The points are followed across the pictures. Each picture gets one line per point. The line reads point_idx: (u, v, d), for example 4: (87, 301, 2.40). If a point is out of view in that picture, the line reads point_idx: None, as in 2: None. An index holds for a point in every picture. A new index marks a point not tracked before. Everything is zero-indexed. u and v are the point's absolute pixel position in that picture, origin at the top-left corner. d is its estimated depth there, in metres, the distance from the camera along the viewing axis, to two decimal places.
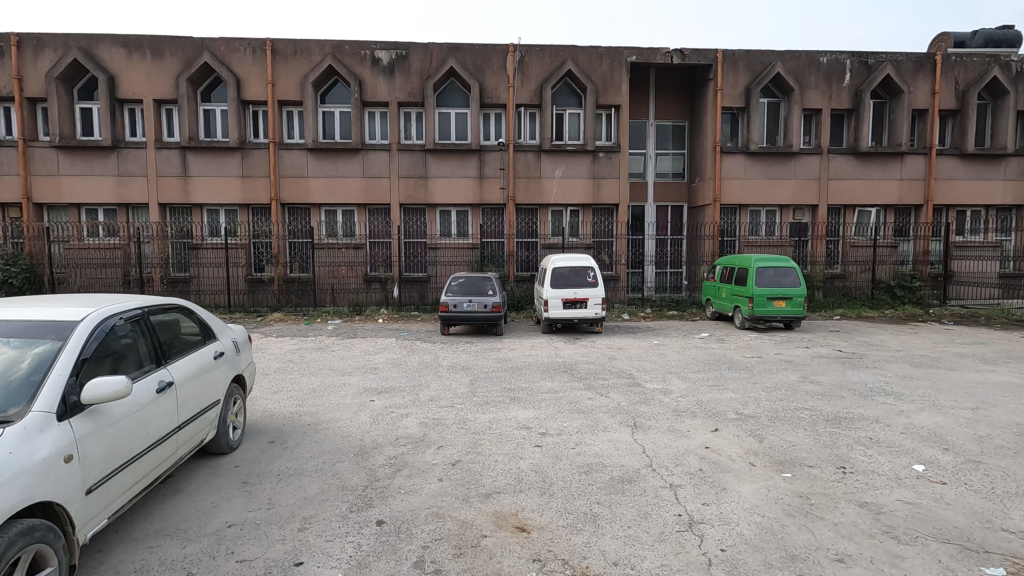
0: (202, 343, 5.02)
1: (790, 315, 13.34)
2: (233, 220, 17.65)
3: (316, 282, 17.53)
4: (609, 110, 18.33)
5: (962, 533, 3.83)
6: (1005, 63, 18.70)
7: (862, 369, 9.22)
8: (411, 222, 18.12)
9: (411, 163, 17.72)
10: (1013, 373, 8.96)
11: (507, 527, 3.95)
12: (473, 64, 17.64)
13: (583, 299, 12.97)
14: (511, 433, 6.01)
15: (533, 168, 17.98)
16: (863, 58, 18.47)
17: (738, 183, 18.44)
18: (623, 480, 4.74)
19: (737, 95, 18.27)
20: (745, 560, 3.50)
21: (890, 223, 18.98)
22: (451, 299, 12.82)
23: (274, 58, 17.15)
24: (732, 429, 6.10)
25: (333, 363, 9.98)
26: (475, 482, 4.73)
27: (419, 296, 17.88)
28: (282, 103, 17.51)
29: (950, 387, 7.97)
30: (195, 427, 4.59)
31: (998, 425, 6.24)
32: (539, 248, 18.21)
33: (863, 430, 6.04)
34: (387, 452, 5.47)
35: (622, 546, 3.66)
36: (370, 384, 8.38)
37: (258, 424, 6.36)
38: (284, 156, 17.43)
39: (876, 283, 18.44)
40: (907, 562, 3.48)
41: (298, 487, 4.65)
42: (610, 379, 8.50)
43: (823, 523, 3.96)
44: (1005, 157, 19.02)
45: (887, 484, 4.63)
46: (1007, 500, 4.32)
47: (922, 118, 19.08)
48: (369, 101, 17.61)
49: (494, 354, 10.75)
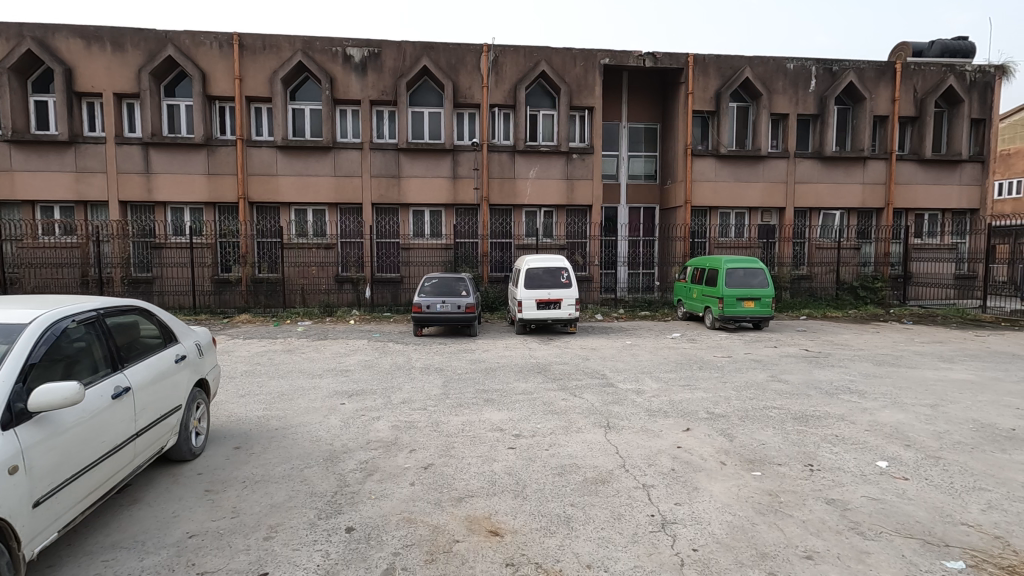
0: (163, 345, 4.84)
1: (759, 315, 13.60)
2: (199, 218, 17.17)
3: (286, 282, 17.16)
4: (582, 111, 18.45)
5: (924, 527, 3.93)
6: (960, 73, 19.51)
7: (828, 368, 9.45)
8: (384, 222, 17.87)
9: (383, 163, 17.51)
10: (969, 371, 9.32)
11: (480, 532, 3.89)
12: (447, 63, 17.50)
13: (556, 299, 12.99)
14: (485, 435, 5.97)
15: (507, 169, 17.95)
16: (828, 65, 19.02)
17: (709, 186, 18.78)
18: (597, 481, 4.73)
19: (708, 99, 18.59)
20: (717, 559, 3.52)
21: (853, 225, 19.57)
22: (424, 299, 12.69)
23: (242, 52, 16.73)
24: (704, 428, 6.16)
25: (303, 366, 9.76)
26: (446, 485, 4.66)
27: (391, 297, 17.64)
28: (250, 99, 17.10)
29: (911, 385, 8.23)
30: (156, 432, 4.42)
31: (955, 421, 6.46)
32: (513, 248, 18.17)
33: (829, 427, 6.19)
34: (358, 456, 5.36)
35: (596, 548, 3.65)
36: (341, 386, 8.23)
37: (224, 429, 6.17)
38: (253, 154, 17.02)
39: (840, 284, 18.99)
40: (872, 557, 3.55)
41: (264, 495, 4.51)
42: (584, 380, 8.54)
43: (792, 520, 4.03)
44: (960, 162, 19.81)
45: (852, 481, 4.73)
46: (965, 495, 4.46)
47: (883, 124, 19.70)
48: (340, 100, 17.33)
49: (468, 356, 10.67)
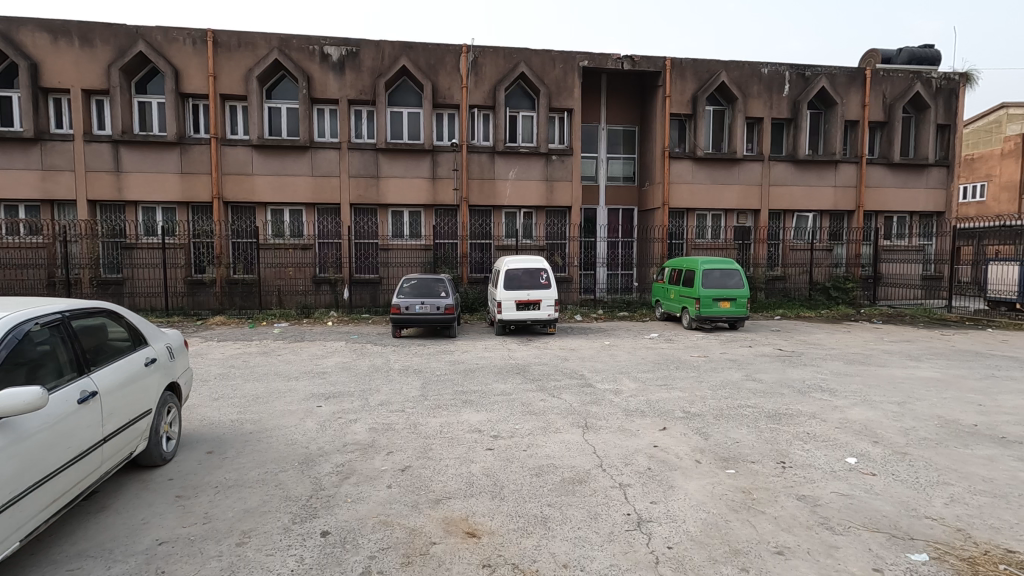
0: (132, 349, 4.72)
1: (735, 315, 13.82)
2: (172, 218, 16.81)
3: (262, 283, 16.91)
4: (562, 113, 18.55)
5: (891, 521, 4.05)
6: (926, 80, 20.10)
7: (801, 367, 9.64)
8: (363, 222, 17.69)
9: (362, 163, 17.35)
10: (936, 370, 9.60)
11: (457, 533, 3.89)
12: (426, 63, 17.44)
13: (536, 300, 13.03)
14: (463, 437, 5.95)
15: (487, 170, 17.95)
16: (801, 70, 19.41)
17: (686, 187, 19.02)
18: (574, 481, 4.76)
19: (685, 102, 18.84)
20: (692, 557, 3.57)
21: (826, 227, 20.03)
22: (403, 301, 12.61)
23: (216, 50, 16.42)
24: (680, 427, 6.24)
25: (279, 368, 9.62)
26: (424, 487, 4.64)
27: (370, 298, 17.49)
28: (224, 98, 16.80)
29: (880, 383, 8.45)
30: (125, 437, 4.32)
31: (922, 418, 6.65)
32: (492, 249, 18.17)
33: (801, 425, 6.32)
34: (334, 459, 5.30)
35: (572, 548, 3.67)
36: (318, 389, 8.12)
37: (197, 433, 6.05)
38: (227, 153, 16.72)
39: (813, 284, 19.40)
40: (840, 551, 3.64)
41: (237, 500, 4.43)
42: (563, 380, 8.57)
43: (764, 517, 4.10)
44: (927, 167, 20.41)
45: (823, 477, 4.84)
46: (930, 489, 4.59)
47: (854, 129, 20.19)
48: (318, 98, 17.12)
49: (448, 357, 10.63)
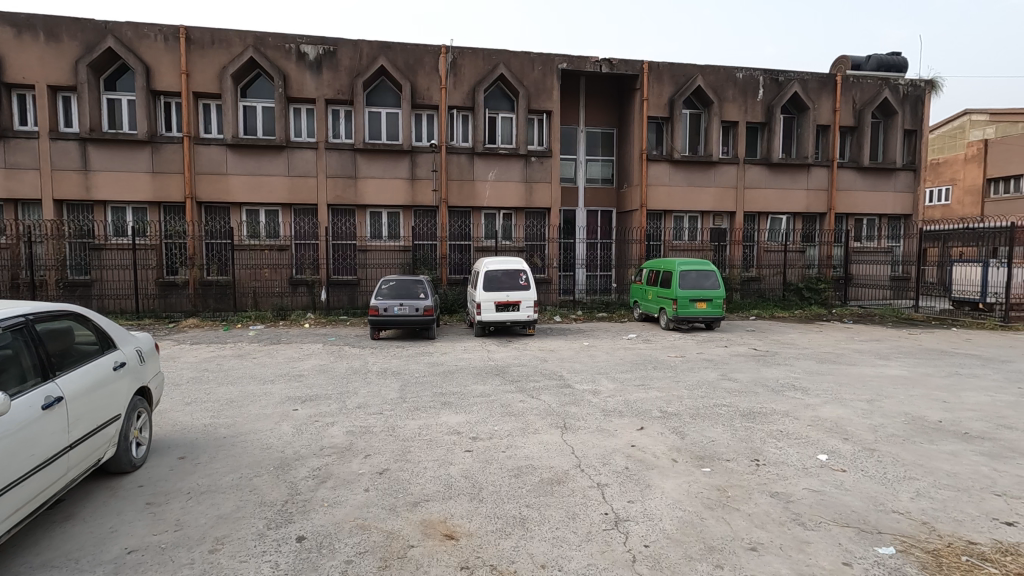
0: (100, 353, 4.60)
1: (711, 315, 14.02)
2: (142, 218, 16.40)
3: (237, 285, 16.61)
4: (541, 114, 18.63)
5: (860, 516, 4.15)
6: (894, 86, 20.69)
7: (775, 367, 9.83)
8: (340, 223, 17.50)
9: (339, 163, 17.17)
10: (903, 368, 9.89)
11: (435, 536, 3.87)
12: (405, 63, 17.33)
13: (515, 302, 13.05)
14: (442, 438, 5.94)
15: (466, 171, 17.92)
16: (774, 75, 19.81)
17: (663, 190, 19.25)
18: (552, 481, 4.78)
19: (662, 105, 19.08)
20: (667, 554, 3.62)
21: (798, 229, 20.46)
22: (382, 302, 12.51)
23: (189, 47, 16.10)
24: (657, 427, 6.31)
25: (254, 371, 9.46)
26: (402, 490, 4.61)
27: (348, 299, 17.30)
28: (197, 96, 16.47)
29: (850, 382, 8.66)
30: (93, 443, 4.21)
31: (890, 415, 6.84)
32: (472, 251, 18.13)
33: (775, 423, 6.45)
34: (311, 463, 5.23)
35: (550, 548, 3.69)
36: (295, 392, 8.01)
37: (168, 439, 5.92)
38: (201, 153, 16.39)
39: (787, 285, 19.80)
40: (811, 546, 3.72)
41: (210, 506, 4.35)
42: (542, 382, 8.59)
43: (738, 514, 4.17)
44: (894, 170, 21.01)
45: (795, 474, 4.95)
46: (897, 484, 4.73)
47: (825, 133, 20.68)
48: (294, 97, 16.90)
49: (427, 359, 10.59)
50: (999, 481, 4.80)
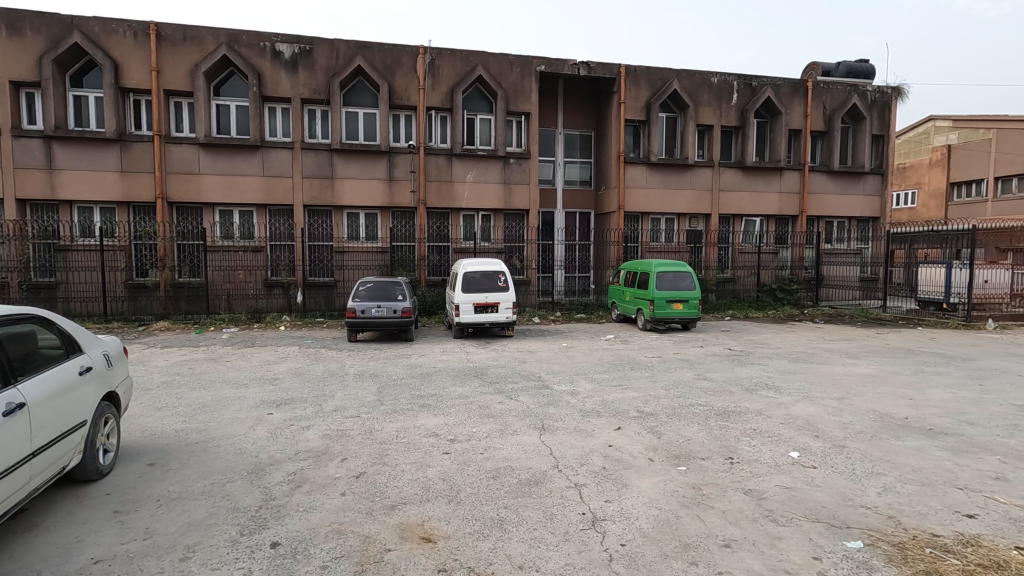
0: (64, 357, 4.46)
1: (687, 316, 14.21)
2: (111, 219, 15.96)
3: (210, 287, 16.27)
4: (519, 116, 18.67)
5: (830, 511, 4.25)
6: (862, 93, 21.28)
7: (749, 366, 10.02)
8: (317, 224, 17.29)
9: (316, 163, 16.96)
10: (872, 366, 10.17)
11: (412, 539, 3.85)
12: (383, 64, 17.22)
13: (494, 303, 13.04)
14: (419, 441, 5.90)
15: (445, 173, 17.87)
16: (748, 80, 20.20)
17: (641, 192, 19.47)
18: (530, 482, 4.79)
19: (639, 108, 19.30)
20: (643, 552, 3.66)
21: (772, 232, 20.88)
22: (359, 304, 12.39)
23: (160, 43, 15.73)
24: (634, 427, 6.37)
25: (228, 375, 9.28)
26: (379, 494, 4.58)
27: (325, 301, 17.09)
28: (168, 93, 16.11)
29: (821, 380, 8.87)
30: (58, 450, 4.08)
31: (859, 412, 7.03)
32: (451, 252, 18.06)
33: (748, 422, 6.58)
34: (285, 468, 5.16)
35: (528, 549, 3.70)
36: (269, 396, 7.88)
37: (137, 445, 5.76)
38: (172, 152, 16.03)
39: (760, 286, 20.17)
40: (783, 542, 3.80)
41: (181, 513, 4.25)
42: (521, 383, 8.61)
43: (712, 512, 4.24)
44: (863, 174, 21.59)
45: (768, 471, 5.05)
46: (865, 480, 4.86)
47: (797, 137, 21.14)
48: (269, 97, 16.65)
49: (404, 361, 10.52)
50: (961, 475, 4.97)
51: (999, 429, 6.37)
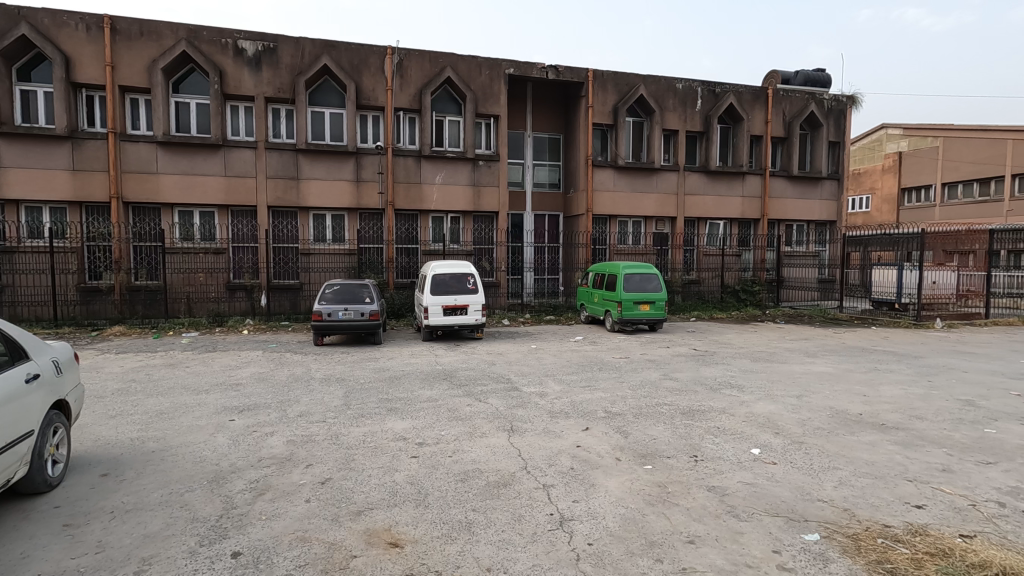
0: (9, 364, 4.25)
1: (654, 318, 14.45)
2: (61, 219, 15.27)
3: (168, 290, 15.74)
4: (488, 118, 18.69)
5: (789, 506, 4.39)
6: (819, 100, 22.06)
7: (713, 366, 10.26)
8: (282, 226, 16.93)
9: (280, 163, 16.61)
10: (829, 364, 10.55)
11: (379, 544, 3.80)
12: (350, 63, 16.98)
13: (463, 306, 13.01)
14: (387, 445, 5.84)
15: (413, 174, 17.73)
16: (711, 87, 20.70)
17: (608, 195, 19.73)
18: (498, 484, 4.80)
19: (606, 112, 19.56)
20: (610, 551, 3.70)
21: (735, 234, 21.43)
22: (326, 307, 12.17)
23: (115, 38, 15.17)
24: (602, 427, 6.45)
25: (187, 381, 8.98)
26: (345, 500, 4.50)
27: (290, 305, 16.73)
28: (124, 89, 15.53)
29: (781, 379, 9.14)
30: (2, 461, 3.88)
31: (816, 409, 7.29)
32: (419, 254, 17.93)
33: (712, 420, 6.74)
34: (248, 475, 5.03)
35: (496, 551, 3.70)
36: (231, 402, 7.67)
37: (89, 455, 5.52)
38: (128, 150, 15.46)
39: (724, 288, 20.67)
40: (744, 536, 3.91)
41: (136, 525, 4.09)
42: (490, 385, 8.61)
43: (677, 509, 4.33)
44: (821, 179, 22.39)
45: (730, 468, 5.18)
46: (822, 474, 5.04)
47: (758, 143, 21.78)
48: (232, 95, 16.23)
49: (372, 364, 10.38)
50: (910, 467, 5.20)
51: (946, 423, 6.68)
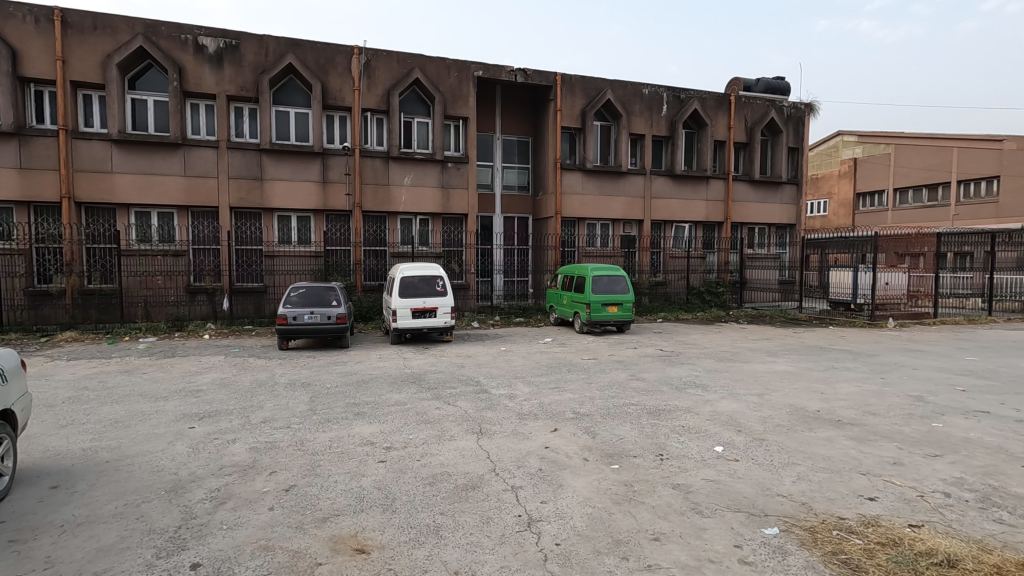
0: None
1: (622, 319, 14.65)
2: (7, 220, 14.53)
3: (124, 293, 15.16)
4: (457, 120, 18.64)
5: (750, 501, 4.51)
6: (779, 108, 22.78)
7: (679, 366, 10.46)
8: (245, 227, 16.50)
9: (243, 163, 16.21)
10: (789, 363, 10.89)
11: (345, 551, 3.75)
12: (315, 62, 16.71)
13: (431, 308, 12.92)
14: (354, 450, 5.76)
15: (381, 176, 17.54)
16: (677, 93, 21.14)
17: (577, 198, 19.92)
18: (466, 487, 4.79)
19: (574, 116, 19.76)
20: (577, 550, 3.74)
21: (700, 237, 21.94)
22: (291, 311, 11.92)
23: (66, 31, 14.55)
24: (570, 428, 6.51)
25: (144, 388, 8.66)
26: (310, 506, 4.42)
27: (254, 308, 16.32)
28: (76, 85, 14.91)
29: (743, 377, 9.40)
30: None
31: (776, 406, 7.52)
32: (388, 257, 17.74)
33: (677, 419, 6.88)
34: (209, 484, 4.89)
35: (464, 554, 3.69)
36: (191, 409, 7.43)
37: (37, 467, 5.27)
38: (81, 148, 14.85)
39: (690, 289, 21.08)
40: (708, 532, 4.00)
41: (89, 538, 3.93)
42: (458, 388, 8.58)
43: (643, 507, 4.40)
44: (781, 184, 23.11)
45: (695, 465, 5.30)
46: (781, 469, 5.20)
47: (722, 148, 22.34)
48: (192, 92, 15.76)
49: (339, 368, 10.22)
50: (864, 462, 5.41)
51: (897, 418, 6.98)
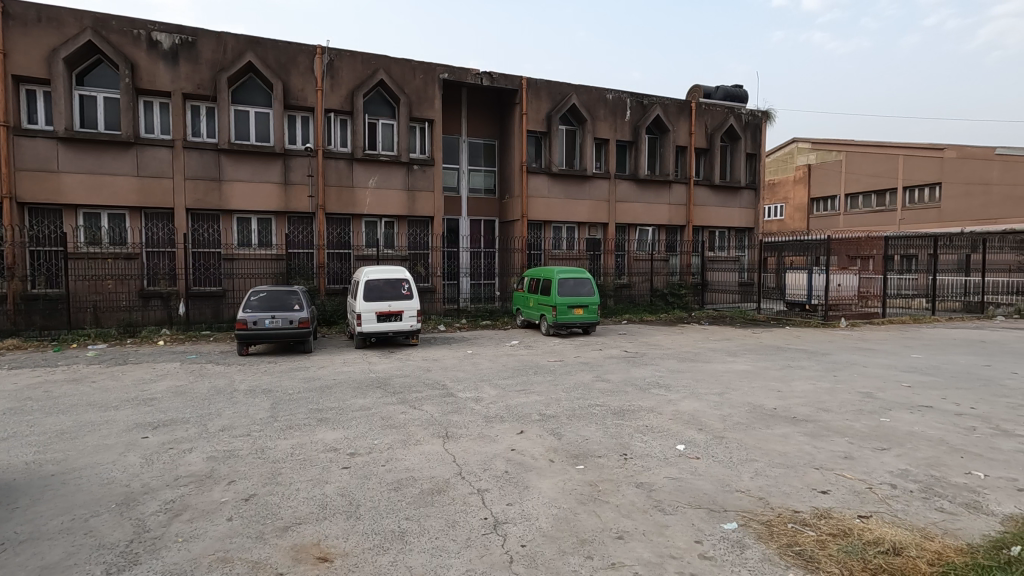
0: None
1: (587, 321, 14.82)
2: None
3: (71, 298, 14.46)
4: (422, 122, 18.53)
5: (710, 498, 4.63)
6: (738, 115, 23.50)
7: (643, 367, 10.65)
8: (202, 229, 16.00)
9: (200, 164, 15.72)
10: (748, 362, 11.23)
11: (307, 560, 3.67)
12: (276, 61, 16.36)
13: (397, 312, 12.78)
14: (317, 456, 5.65)
15: (345, 178, 17.28)
16: (640, 98, 21.54)
17: (543, 201, 20.07)
18: (432, 491, 4.76)
19: (540, 120, 19.93)
20: (543, 551, 3.77)
21: (662, 240, 22.45)
22: (250, 315, 11.61)
23: (7, 23, 13.84)
24: (536, 430, 6.55)
25: (94, 397, 8.28)
26: (271, 516, 4.31)
27: (212, 313, 15.81)
28: (19, 80, 14.18)
29: (705, 377, 9.64)
30: None
31: (736, 405, 7.74)
32: (352, 259, 17.48)
33: (641, 419, 7.00)
34: (163, 496, 4.71)
35: (429, 559, 3.67)
36: (145, 418, 7.15)
37: None
38: (24, 146, 14.13)
39: (653, 291, 21.48)
40: (670, 529, 4.08)
41: (32, 556, 3.74)
42: (425, 392, 8.51)
43: (607, 506, 4.46)
44: (740, 189, 23.82)
45: (658, 464, 5.40)
46: (740, 466, 5.35)
47: (683, 154, 22.88)
48: (145, 90, 15.20)
49: (301, 374, 10.00)
50: (818, 456, 5.62)
51: (848, 414, 7.28)
